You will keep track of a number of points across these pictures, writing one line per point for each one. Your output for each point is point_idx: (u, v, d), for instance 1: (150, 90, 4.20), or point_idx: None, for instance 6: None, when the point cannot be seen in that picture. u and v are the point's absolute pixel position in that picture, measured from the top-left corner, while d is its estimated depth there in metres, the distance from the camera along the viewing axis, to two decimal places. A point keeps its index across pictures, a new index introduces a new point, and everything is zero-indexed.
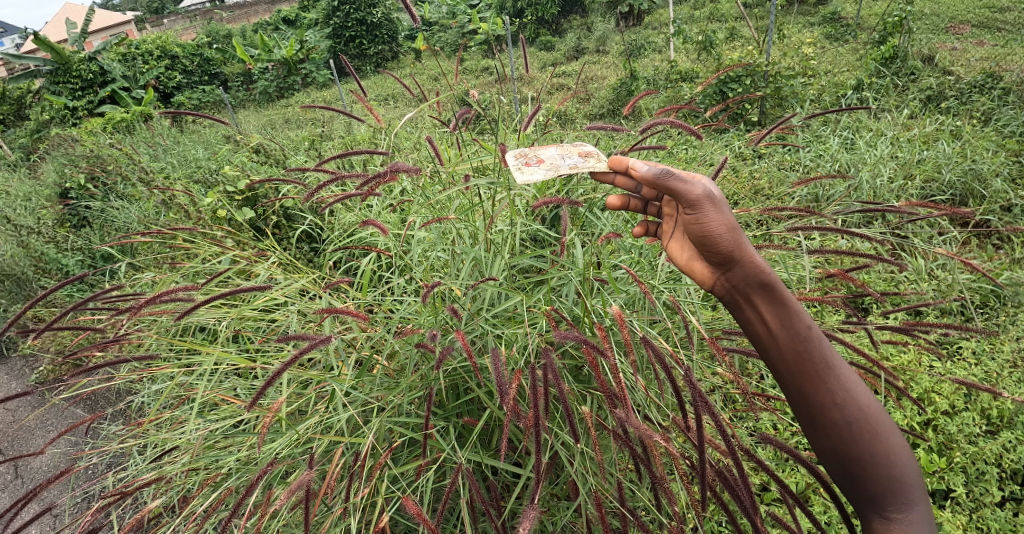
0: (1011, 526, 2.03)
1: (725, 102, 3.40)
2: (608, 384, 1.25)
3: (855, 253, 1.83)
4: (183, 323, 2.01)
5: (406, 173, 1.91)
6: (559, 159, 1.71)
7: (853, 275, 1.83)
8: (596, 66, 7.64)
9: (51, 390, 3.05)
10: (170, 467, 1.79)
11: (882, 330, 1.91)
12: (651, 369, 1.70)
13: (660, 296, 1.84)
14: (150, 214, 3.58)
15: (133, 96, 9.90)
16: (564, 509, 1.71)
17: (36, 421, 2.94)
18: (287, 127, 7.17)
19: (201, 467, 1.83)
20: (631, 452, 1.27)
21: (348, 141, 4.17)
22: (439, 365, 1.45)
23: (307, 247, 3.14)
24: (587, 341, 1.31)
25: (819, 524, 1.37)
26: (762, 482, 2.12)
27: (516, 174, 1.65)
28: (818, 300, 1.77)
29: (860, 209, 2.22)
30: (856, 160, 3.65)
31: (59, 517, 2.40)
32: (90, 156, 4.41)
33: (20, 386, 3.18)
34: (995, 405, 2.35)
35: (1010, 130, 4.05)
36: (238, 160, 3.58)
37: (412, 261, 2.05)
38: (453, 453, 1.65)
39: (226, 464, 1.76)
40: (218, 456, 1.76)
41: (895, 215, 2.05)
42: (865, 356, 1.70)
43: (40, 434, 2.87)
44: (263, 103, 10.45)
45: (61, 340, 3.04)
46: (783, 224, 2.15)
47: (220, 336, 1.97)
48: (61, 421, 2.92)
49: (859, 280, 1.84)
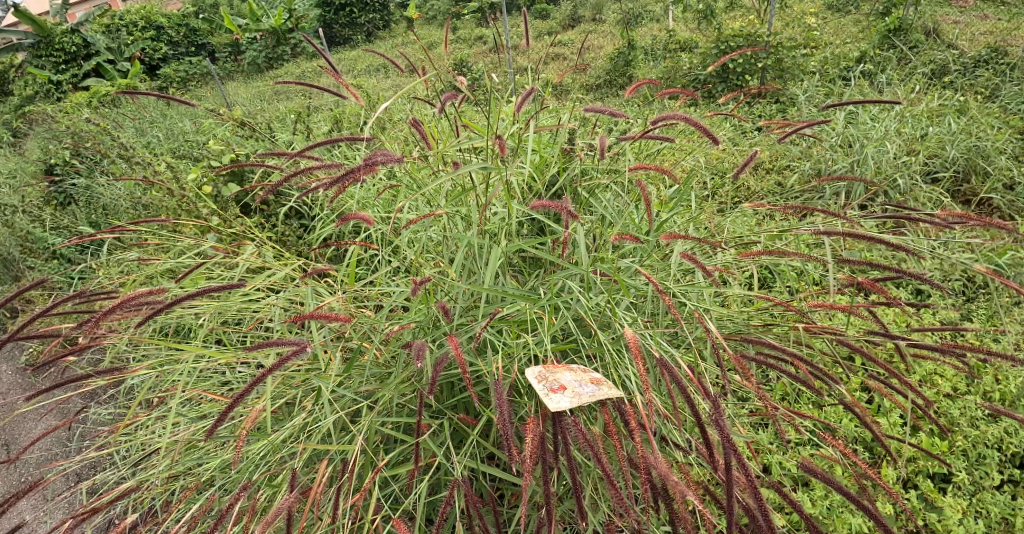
0: (1012, 510, 2.00)
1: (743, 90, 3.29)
2: (628, 416, 1.12)
3: (889, 266, 1.67)
4: (159, 319, 1.93)
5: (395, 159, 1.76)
6: (586, 379, 1.14)
7: (878, 287, 1.69)
8: (593, 35, 7.50)
9: (40, 375, 3.02)
10: (151, 471, 1.73)
11: (909, 345, 1.77)
12: (657, 370, 1.60)
13: (673, 299, 1.72)
14: (134, 192, 3.51)
15: (119, 69, 9.69)
16: (560, 504, 1.66)
17: (28, 407, 2.91)
18: (277, 97, 7.03)
19: (181, 472, 1.82)
20: (649, 483, 1.15)
21: (337, 112, 4.05)
22: (431, 379, 1.31)
23: (296, 224, 3.08)
24: (604, 391, 1.10)
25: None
26: (762, 465, 2.08)
27: (547, 401, 1.06)
28: (845, 312, 1.63)
29: (888, 215, 2.08)
30: (861, 135, 3.55)
31: (53, 510, 2.37)
32: (72, 131, 4.31)
33: (14, 372, 3.15)
34: (997, 388, 2.32)
35: (1016, 106, 3.95)
36: (223, 135, 3.48)
37: (403, 246, 1.96)
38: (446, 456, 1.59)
39: (208, 466, 1.75)
40: (197, 460, 1.73)
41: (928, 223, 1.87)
42: (887, 366, 1.60)
43: (36, 418, 2.84)
44: (253, 75, 10.26)
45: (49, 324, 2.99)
46: (807, 222, 2.00)
47: (199, 335, 1.93)
48: (53, 406, 2.89)
49: (889, 293, 1.69)
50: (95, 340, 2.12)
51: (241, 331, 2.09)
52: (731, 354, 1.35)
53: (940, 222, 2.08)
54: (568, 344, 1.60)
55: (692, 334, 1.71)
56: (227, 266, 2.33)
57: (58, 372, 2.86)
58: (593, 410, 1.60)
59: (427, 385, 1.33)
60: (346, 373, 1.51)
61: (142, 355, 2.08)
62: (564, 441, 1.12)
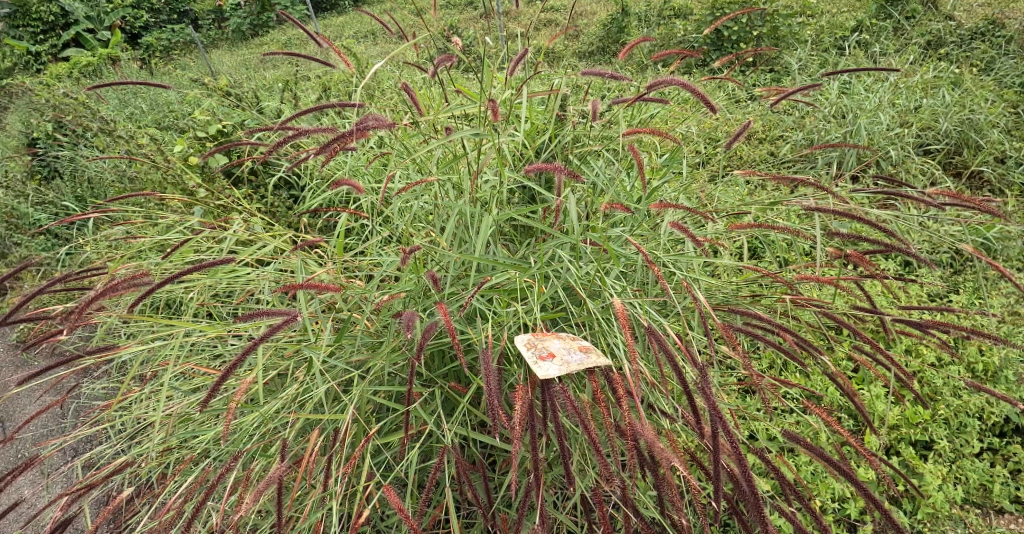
0: (990, 476, 2.06)
1: (737, 58, 3.23)
2: (615, 388, 1.11)
3: (877, 240, 1.65)
4: (149, 294, 1.91)
5: (384, 127, 1.71)
6: (571, 352, 1.12)
7: (868, 259, 1.68)
8: (586, 1, 7.33)
9: (33, 354, 3.00)
10: (146, 447, 1.74)
11: (896, 320, 1.77)
12: (647, 341, 1.60)
13: (665, 269, 1.70)
14: (120, 165, 3.44)
15: (99, 38, 9.40)
16: (550, 470, 1.68)
17: (21, 387, 2.90)
18: (262, 65, 6.86)
19: (176, 445, 1.82)
20: (637, 452, 1.16)
21: (324, 79, 3.96)
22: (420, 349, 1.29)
23: (285, 194, 3.04)
24: (593, 359, 1.09)
25: (813, 505, 1.32)
26: (749, 433, 2.12)
27: (537, 370, 1.06)
28: (833, 285, 1.62)
29: (879, 188, 2.04)
30: (854, 106, 3.53)
31: (51, 488, 2.39)
32: (53, 102, 4.20)
33: (6, 351, 3.14)
34: (980, 359, 2.36)
35: (1010, 80, 3.93)
36: (208, 104, 3.41)
37: (393, 215, 1.94)
38: (437, 425, 1.60)
39: (203, 439, 1.74)
40: (192, 434, 1.74)
41: (915, 197, 1.84)
42: (874, 340, 1.60)
43: (30, 396, 2.84)
44: (238, 42, 10.01)
45: (38, 300, 2.96)
46: (798, 193, 1.98)
47: (189, 310, 1.91)
48: (46, 384, 2.88)
49: (876, 266, 1.69)
50: (84, 318, 2.10)
51: (232, 305, 2.07)
52: (719, 324, 1.34)
53: (934, 197, 2.05)
54: (555, 317, 1.60)
55: (681, 303, 1.71)
56: (214, 238, 2.31)
57: (49, 349, 2.85)
58: (583, 377, 1.61)
59: (416, 354, 1.32)
60: (336, 344, 1.50)
61: (133, 331, 2.07)
62: (553, 408, 1.11)
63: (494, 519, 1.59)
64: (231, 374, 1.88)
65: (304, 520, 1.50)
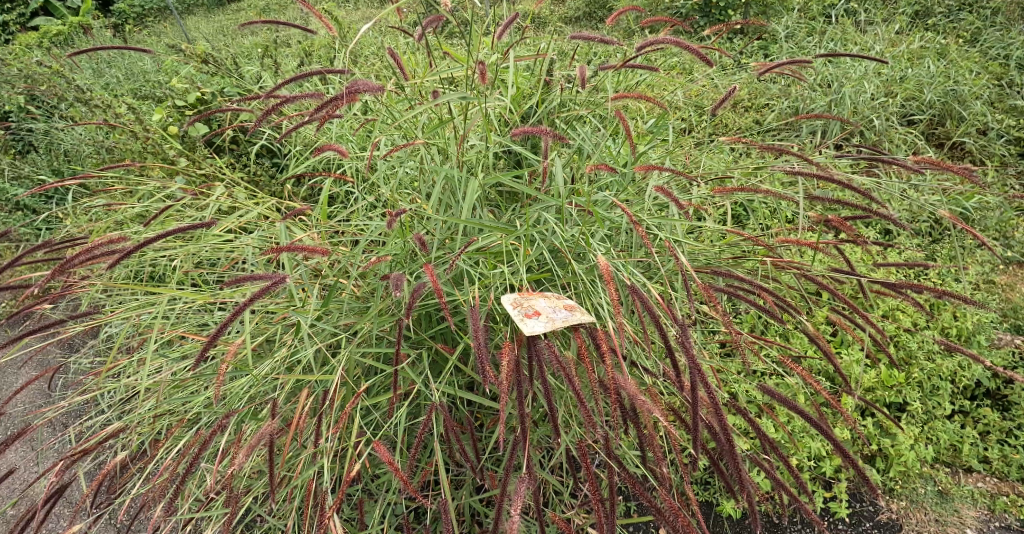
0: (959, 437, 2.15)
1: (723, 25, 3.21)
2: (600, 345, 1.13)
3: (857, 205, 1.68)
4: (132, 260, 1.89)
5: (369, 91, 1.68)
6: (555, 310, 1.14)
7: (848, 224, 1.71)
8: None
9: (16, 327, 2.96)
10: (137, 413, 1.74)
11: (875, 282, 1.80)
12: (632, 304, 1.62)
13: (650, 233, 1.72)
14: (97, 136, 3.38)
15: (69, 4, 9.06)
16: (537, 429, 1.73)
17: (7, 361, 2.87)
18: (241, 32, 6.67)
19: (167, 411, 1.83)
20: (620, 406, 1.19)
21: (305, 45, 3.87)
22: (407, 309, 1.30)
23: (269, 163, 3.01)
24: (577, 316, 1.12)
25: (789, 460, 1.37)
26: (730, 395, 2.17)
27: (524, 327, 1.08)
28: (814, 248, 1.63)
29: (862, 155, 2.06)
30: (840, 75, 3.53)
31: (42, 459, 2.39)
32: (25, 71, 4.08)
33: None
34: (954, 324, 2.41)
35: (996, 51, 3.94)
36: (186, 71, 3.33)
37: (378, 180, 1.93)
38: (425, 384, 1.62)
39: (194, 404, 1.75)
40: (183, 398, 1.75)
41: (895, 163, 1.86)
42: (852, 303, 1.63)
43: (16, 370, 2.81)
44: (215, 8, 9.70)
45: (20, 273, 2.92)
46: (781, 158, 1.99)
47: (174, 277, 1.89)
48: (32, 357, 2.86)
49: (855, 231, 1.72)
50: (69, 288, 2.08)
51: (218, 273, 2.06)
52: (702, 284, 1.36)
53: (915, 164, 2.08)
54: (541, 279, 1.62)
55: (664, 266, 1.73)
56: (198, 207, 2.28)
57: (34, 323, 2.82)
58: (568, 337, 1.64)
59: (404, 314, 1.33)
60: (323, 307, 1.51)
61: (118, 300, 2.05)
62: (538, 364, 1.13)
63: (482, 476, 1.63)
64: (219, 340, 1.88)
65: (296, 479, 1.53)
